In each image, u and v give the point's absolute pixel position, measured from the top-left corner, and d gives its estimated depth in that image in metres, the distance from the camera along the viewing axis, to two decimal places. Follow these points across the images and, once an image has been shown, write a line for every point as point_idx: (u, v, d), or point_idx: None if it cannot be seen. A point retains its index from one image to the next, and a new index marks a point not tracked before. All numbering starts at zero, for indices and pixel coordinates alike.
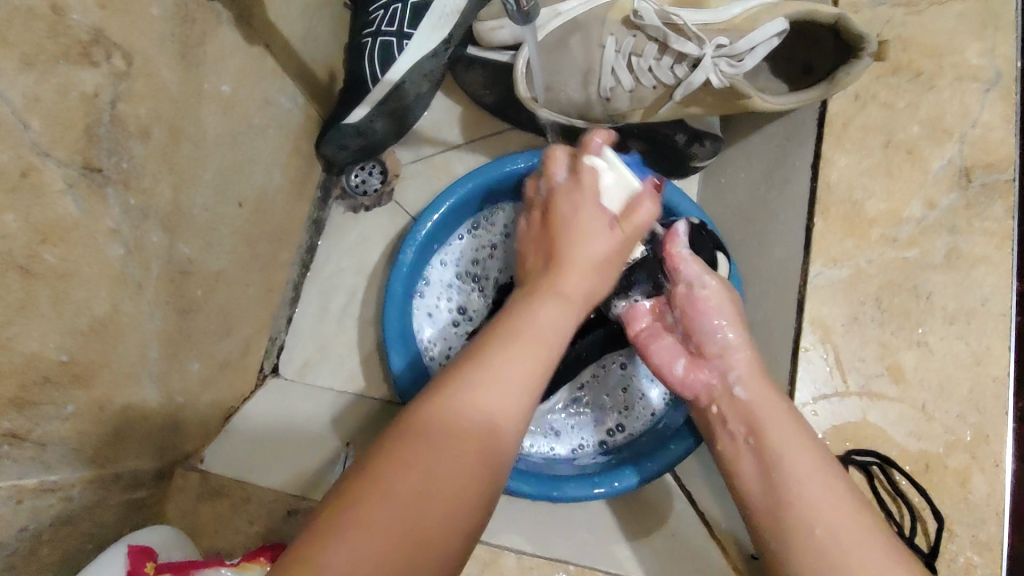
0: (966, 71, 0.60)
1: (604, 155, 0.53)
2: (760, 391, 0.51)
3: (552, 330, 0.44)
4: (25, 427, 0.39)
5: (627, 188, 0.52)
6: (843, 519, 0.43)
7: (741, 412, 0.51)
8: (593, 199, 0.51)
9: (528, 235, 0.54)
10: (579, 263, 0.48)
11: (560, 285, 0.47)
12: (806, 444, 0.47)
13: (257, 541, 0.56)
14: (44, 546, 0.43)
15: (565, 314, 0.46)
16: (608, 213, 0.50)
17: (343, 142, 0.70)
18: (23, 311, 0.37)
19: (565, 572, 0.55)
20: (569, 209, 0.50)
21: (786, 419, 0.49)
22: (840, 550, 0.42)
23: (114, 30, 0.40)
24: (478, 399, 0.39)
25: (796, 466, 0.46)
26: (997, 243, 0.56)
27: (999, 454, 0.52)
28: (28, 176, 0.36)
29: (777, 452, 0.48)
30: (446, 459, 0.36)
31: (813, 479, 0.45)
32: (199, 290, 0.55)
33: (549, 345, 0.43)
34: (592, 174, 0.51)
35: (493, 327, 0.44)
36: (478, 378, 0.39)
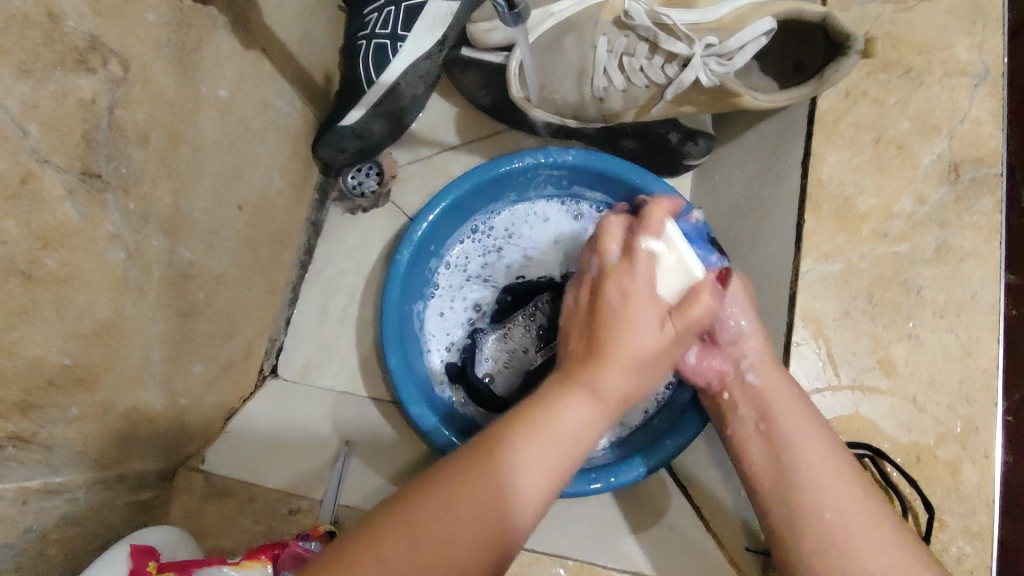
0: (955, 67, 0.60)
1: (662, 235, 0.46)
2: (775, 378, 0.51)
3: (578, 434, 0.41)
4: (30, 430, 0.40)
5: (687, 277, 0.45)
6: (861, 520, 0.44)
7: (753, 398, 0.52)
8: (645, 291, 0.43)
9: (572, 309, 0.48)
10: (620, 360, 0.41)
11: (598, 382, 0.41)
12: (818, 432, 0.48)
13: (261, 539, 0.57)
14: (50, 547, 0.44)
15: (595, 419, 0.42)
16: (660, 305, 0.43)
17: (341, 144, 0.70)
18: (24, 315, 0.38)
19: (565, 568, 0.56)
20: (619, 296, 0.43)
21: (798, 406, 0.50)
22: (841, 541, 0.44)
23: (111, 36, 0.41)
24: (500, 475, 0.39)
25: (805, 452, 0.47)
26: (986, 236, 0.57)
27: (988, 445, 0.53)
28: (28, 183, 0.37)
29: (787, 438, 0.49)
30: (453, 539, 0.38)
31: (824, 466, 0.46)
32: (200, 293, 0.56)
33: (572, 447, 0.41)
34: (647, 259, 0.44)
35: (521, 412, 0.42)
36: (501, 469, 0.39)
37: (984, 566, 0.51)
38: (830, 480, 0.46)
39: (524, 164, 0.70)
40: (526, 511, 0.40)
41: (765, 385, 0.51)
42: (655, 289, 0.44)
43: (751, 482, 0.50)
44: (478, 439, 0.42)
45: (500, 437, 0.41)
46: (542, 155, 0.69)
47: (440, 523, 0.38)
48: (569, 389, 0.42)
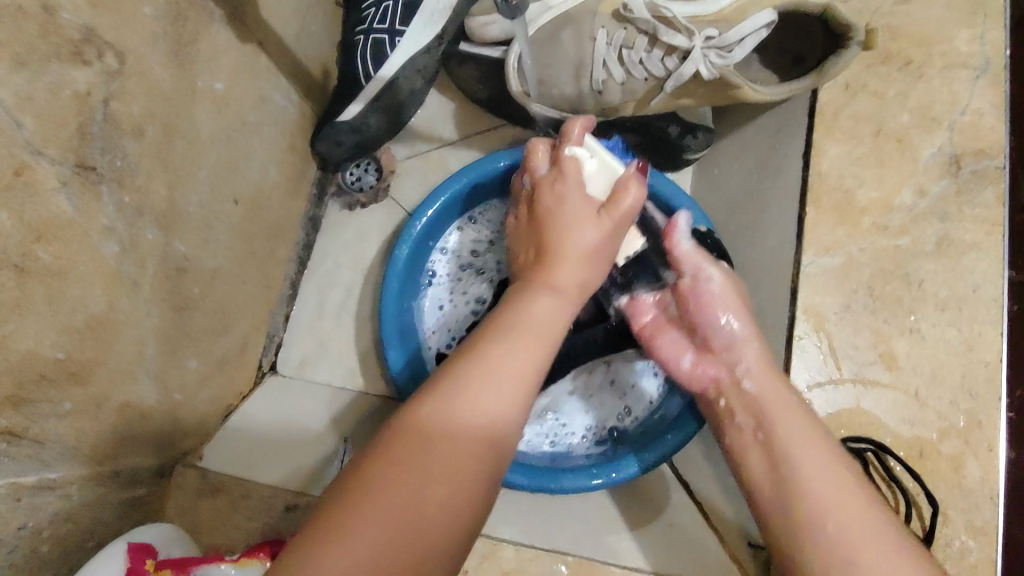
0: (956, 60, 0.60)
1: (586, 146, 0.55)
2: (772, 385, 0.51)
3: (548, 321, 0.46)
4: (22, 424, 0.39)
5: (609, 173, 0.54)
6: (865, 534, 0.42)
7: (748, 405, 0.52)
8: (576, 190, 0.52)
9: (518, 236, 0.55)
10: (571, 257, 0.49)
11: (555, 279, 0.48)
12: (816, 439, 0.48)
13: (257, 538, 0.56)
14: (44, 543, 0.43)
15: (560, 306, 0.47)
16: (594, 204, 0.51)
17: (337, 138, 0.70)
18: (18, 308, 0.37)
19: (565, 565, 0.55)
20: (556, 200, 0.51)
21: (794, 411, 0.50)
22: (845, 553, 0.42)
23: (106, 28, 0.40)
24: (479, 395, 0.40)
25: (804, 461, 0.47)
26: (988, 229, 0.56)
27: (991, 439, 0.53)
28: (22, 175, 0.36)
29: (785, 447, 0.48)
30: (443, 455, 0.37)
31: (823, 476, 0.46)
32: (195, 288, 0.55)
33: (546, 334, 0.45)
34: (572, 163, 0.53)
35: (490, 321, 0.46)
36: (478, 373, 0.41)
37: (987, 561, 0.51)
38: (827, 489, 0.45)
39: (523, 158, 0.69)
40: (512, 407, 0.41)
41: (762, 392, 0.51)
42: (584, 186, 0.53)
43: (753, 497, 0.49)
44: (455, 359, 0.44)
45: (477, 346, 0.43)
46: None
47: (425, 473, 0.36)
48: (532, 286, 0.48)
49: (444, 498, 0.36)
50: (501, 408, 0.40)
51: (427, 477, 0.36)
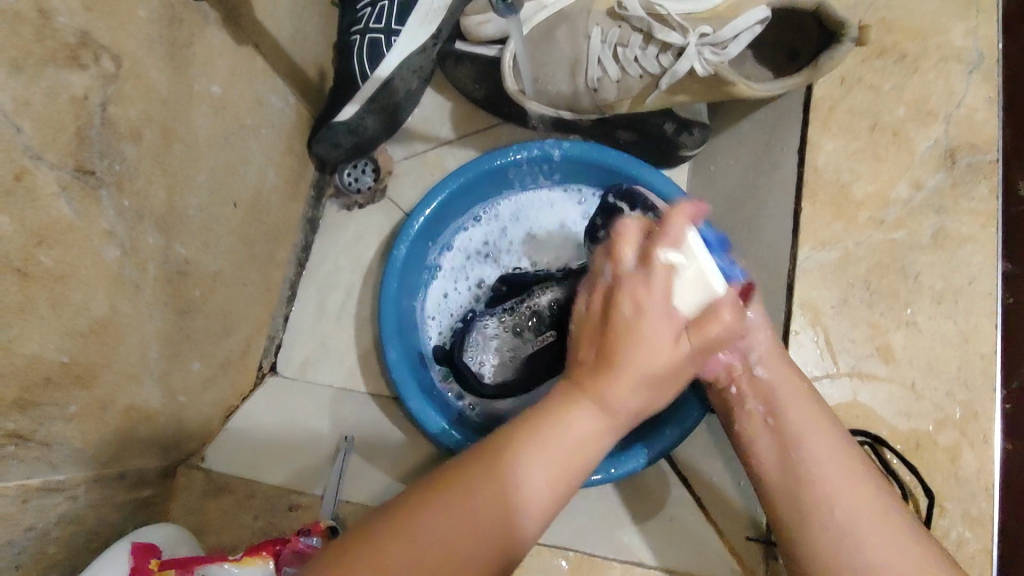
0: (950, 54, 0.60)
1: (684, 251, 0.42)
2: (785, 373, 0.50)
3: (586, 448, 0.39)
4: (29, 427, 0.40)
5: (706, 290, 0.42)
6: (873, 524, 0.43)
7: (763, 393, 0.50)
8: (663, 301, 0.40)
9: (579, 311, 0.45)
10: (632, 374, 0.39)
11: (609, 395, 0.39)
12: (825, 427, 0.48)
13: (263, 535, 0.57)
14: (50, 545, 0.44)
15: (603, 429, 0.40)
16: (680, 322, 0.40)
17: (334, 140, 0.70)
18: (20, 312, 0.38)
19: (565, 559, 0.55)
20: (633, 307, 0.40)
21: (806, 399, 0.49)
22: (850, 542, 0.43)
23: (102, 33, 0.40)
24: (498, 496, 0.38)
25: (814, 449, 0.47)
26: (983, 222, 0.57)
27: (988, 429, 0.53)
28: (22, 180, 0.37)
29: (796, 433, 0.48)
30: (451, 549, 0.36)
31: (831, 462, 0.46)
32: (197, 290, 0.56)
33: (581, 459, 0.39)
34: (666, 271, 0.41)
35: (533, 414, 0.40)
36: (501, 486, 0.38)
37: (984, 550, 0.51)
38: (840, 477, 0.45)
39: (521, 156, 0.70)
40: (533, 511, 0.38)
41: (771, 379, 0.50)
42: (674, 302, 0.41)
43: (760, 485, 0.49)
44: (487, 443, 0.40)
45: (506, 450, 0.39)
46: (540, 147, 0.69)
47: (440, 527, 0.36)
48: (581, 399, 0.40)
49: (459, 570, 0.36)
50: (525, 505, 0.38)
51: (434, 547, 0.36)
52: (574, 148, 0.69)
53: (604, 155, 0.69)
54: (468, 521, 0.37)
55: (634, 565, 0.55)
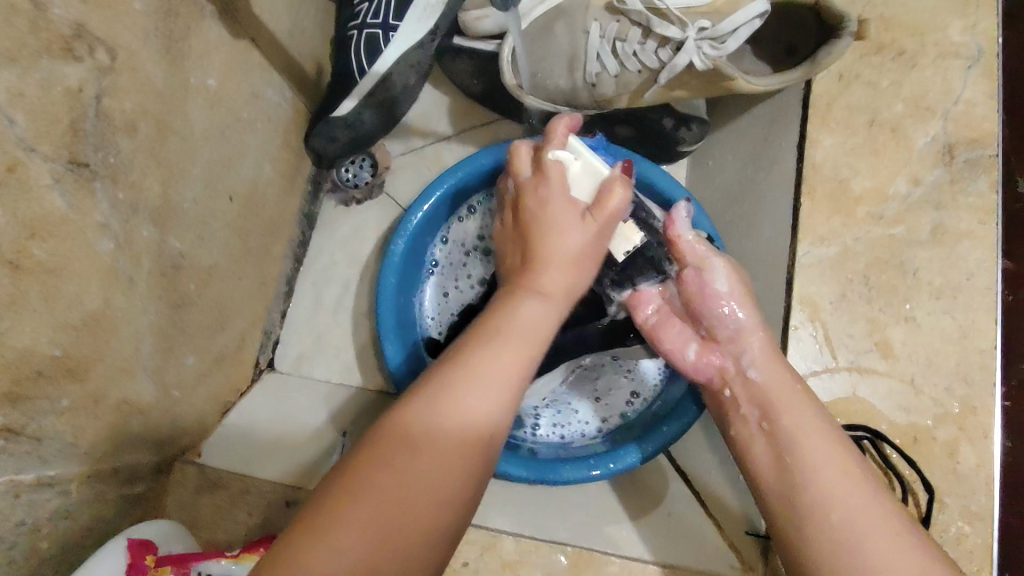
0: (949, 49, 0.60)
1: (568, 147, 0.53)
2: (777, 373, 0.51)
3: (537, 324, 0.46)
4: (21, 421, 0.39)
5: (597, 178, 0.53)
6: (872, 523, 0.42)
7: (756, 396, 0.51)
8: (561, 194, 0.52)
9: (506, 236, 0.57)
10: (555, 260, 0.50)
11: (541, 283, 0.49)
12: (821, 431, 0.47)
13: (259, 532, 0.56)
14: (43, 541, 0.43)
15: (546, 309, 0.47)
16: (575, 203, 0.52)
17: (332, 134, 0.69)
18: (13, 305, 0.37)
19: (564, 554, 0.54)
20: (540, 206, 0.52)
21: (802, 403, 0.49)
22: (848, 543, 0.42)
23: (96, 24, 0.40)
24: (468, 392, 0.39)
25: (810, 453, 0.46)
26: (982, 217, 0.57)
27: (987, 425, 0.53)
28: (15, 172, 0.36)
29: (792, 439, 0.48)
30: (429, 449, 0.37)
31: (828, 465, 0.45)
32: (192, 285, 0.55)
33: (536, 342, 0.45)
34: (556, 165, 0.52)
35: (478, 326, 0.46)
36: (463, 378, 0.40)
37: (982, 545, 0.51)
38: (836, 479, 0.45)
39: None
40: (500, 402, 0.41)
41: (766, 381, 0.51)
42: (571, 194, 0.52)
43: (758, 490, 0.49)
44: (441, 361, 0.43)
45: (461, 349, 0.43)
46: None
47: (420, 443, 0.37)
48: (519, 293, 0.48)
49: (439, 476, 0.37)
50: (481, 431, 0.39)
51: (410, 455, 0.37)
52: None
53: None
54: (441, 426, 0.38)
55: (632, 561, 0.54)
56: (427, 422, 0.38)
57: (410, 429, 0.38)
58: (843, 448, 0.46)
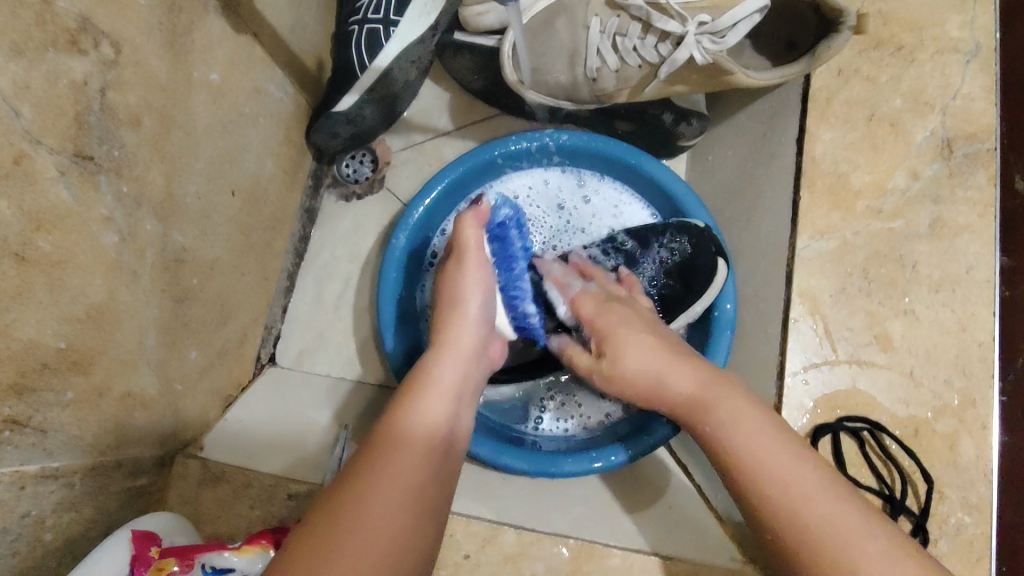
0: (947, 44, 0.60)
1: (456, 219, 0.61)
2: (696, 374, 0.51)
3: (464, 358, 0.51)
4: (26, 413, 0.40)
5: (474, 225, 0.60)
6: (812, 489, 0.43)
7: (692, 406, 0.51)
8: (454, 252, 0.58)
9: None
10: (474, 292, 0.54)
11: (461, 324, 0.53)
12: (753, 414, 0.48)
13: (260, 525, 0.55)
14: (47, 533, 0.43)
15: (472, 341, 0.52)
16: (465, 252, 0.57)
17: (334, 130, 0.70)
18: (19, 297, 0.37)
19: (567, 547, 0.54)
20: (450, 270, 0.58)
21: (733, 396, 0.49)
22: (808, 521, 0.42)
23: (102, 18, 0.40)
24: (413, 423, 0.45)
25: (753, 444, 0.46)
26: (980, 211, 0.57)
27: (986, 417, 0.54)
28: (21, 164, 0.36)
29: (729, 430, 0.47)
30: (395, 476, 0.41)
31: (765, 445, 0.46)
32: (195, 279, 0.55)
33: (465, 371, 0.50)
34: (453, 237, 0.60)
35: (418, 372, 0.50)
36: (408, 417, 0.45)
37: (982, 536, 0.52)
38: (776, 461, 0.45)
39: (520, 147, 0.70)
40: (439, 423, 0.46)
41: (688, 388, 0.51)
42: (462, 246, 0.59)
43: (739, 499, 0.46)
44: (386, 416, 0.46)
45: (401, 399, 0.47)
46: (539, 138, 0.69)
47: (384, 473, 0.41)
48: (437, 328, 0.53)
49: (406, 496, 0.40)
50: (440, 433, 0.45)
51: (378, 483, 0.40)
52: (574, 138, 0.69)
53: (604, 145, 0.69)
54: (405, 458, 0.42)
55: (633, 552, 0.53)
56: (395, 429, 0.44)
57: (377, 434, 0.44)
58: (775, 429, 0.47)
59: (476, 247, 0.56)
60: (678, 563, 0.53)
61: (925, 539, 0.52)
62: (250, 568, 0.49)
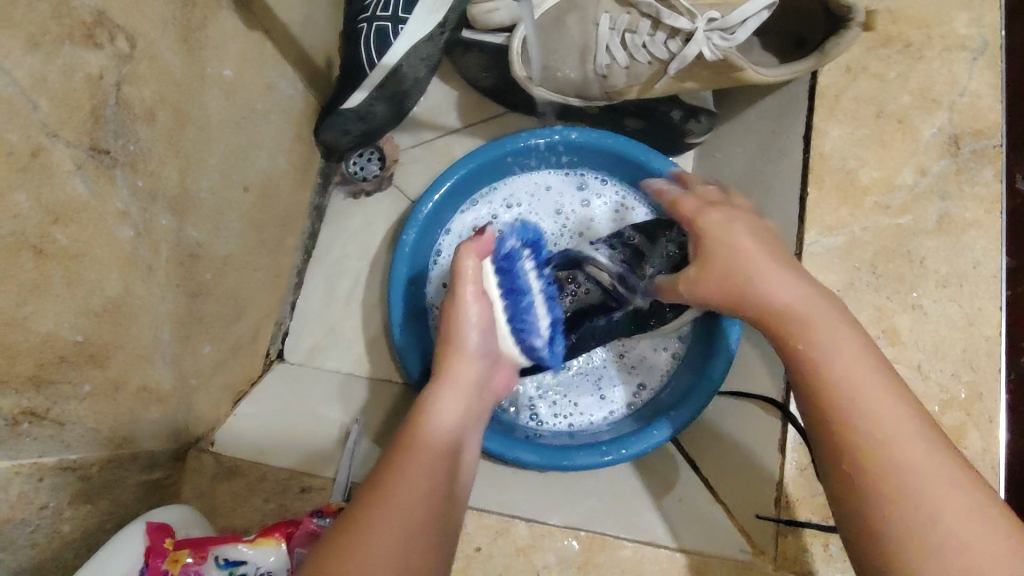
0: (954, 42, 0.61)
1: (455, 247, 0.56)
2: (799, 285, 0.45)
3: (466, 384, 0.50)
4: (44, 405, 0.40)
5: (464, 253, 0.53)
6: (903, 436, 0.37)
7: (797, 314, 0.43)
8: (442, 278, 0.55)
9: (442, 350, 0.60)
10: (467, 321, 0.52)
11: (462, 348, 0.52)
12: (855, 345, 0.41)
13: (275, 517, 0.55)
14: (64, 524, 0.44)
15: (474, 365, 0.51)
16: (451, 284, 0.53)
17: (344, 127, 0.70)
18: (36, 290, 0.38)
19: (577, 539, 0.55)
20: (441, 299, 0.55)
21: (843, 327, 0.42)
22: (898, 476, 0.36)
23: (117, 12, 0.41)
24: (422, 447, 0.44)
25: (845, 376, 0.40)
26: (987, 207, 0.57)
27: (993, 411, 0.54)
28: (38, 157, 0.37)
29: (830, 358, 0.41)
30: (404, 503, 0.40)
31: (864, 381, 0.40)
32: (208, 274, 0.56)
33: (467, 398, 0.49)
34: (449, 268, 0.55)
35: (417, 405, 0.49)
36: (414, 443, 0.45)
37: None
38: (875, 398, 0.39)
39: (529, 143, 0.70)
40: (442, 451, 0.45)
41: (789, 295, 0.44)
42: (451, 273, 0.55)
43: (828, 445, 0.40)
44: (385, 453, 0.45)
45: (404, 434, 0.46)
46: (548, 133, 0.70)
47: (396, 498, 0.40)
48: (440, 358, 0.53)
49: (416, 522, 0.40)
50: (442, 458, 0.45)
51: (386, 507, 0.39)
52: (584, 134, 0.69)
53: (613, 141, 0.69)
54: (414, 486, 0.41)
55: (644, 545, 0.54)
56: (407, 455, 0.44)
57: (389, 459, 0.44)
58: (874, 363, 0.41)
59: (476, 277, 0.52)
60: (689, 554, 0.53)
61: None
62: (264, 561, 0.50)
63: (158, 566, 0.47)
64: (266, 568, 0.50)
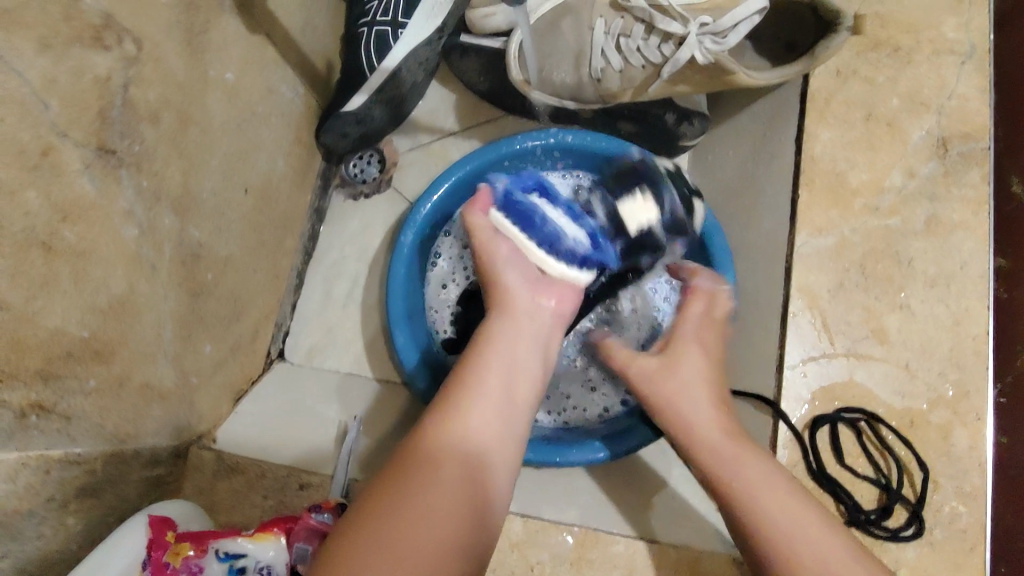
0: (943, 46, 0.62)
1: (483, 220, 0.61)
2: (721, 424, 0.53)
3: (503, 359, 0.50)
4: (51, 399, 0.41)
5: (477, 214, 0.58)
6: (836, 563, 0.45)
7: (718, 457, 0.51)
8: (482, 241, 0.56)
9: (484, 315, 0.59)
10: (506, 295, 0.54)
11: (511, 303, 0.54)
12: (774, 476, 0.49)
13: (273, 513, 0.57)
14: (69, 517, 0.45)
15: (512, 333, 0.52)
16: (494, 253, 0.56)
17: (343, 130, 0.71)
18: (45, 286, 0.39)
19: (572, 535, 0.55)
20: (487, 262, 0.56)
21: (758, 459, 0.50)
22: None
23: (124, 15, 0.42)
24: (452, 430, 0.45)
25: (771, 509, 0.47)
26: (974, 209, 0.59)
27: (979, 408, 0.55)
28: (48, 156, 0.38)
29: (751, 495, 0.48)
30: (428, 494, 0.41)
31: (784, 514, 0.47)
32: (209, 274, 0.57)
33: (505, 373, 0.49)
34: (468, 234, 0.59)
35: (452, 378, 0.49)
36: (446, 419, 0.45)
37: (977, 524, 0.53)
38: (803, 528, 0.46)
39: (527, 145, 0.71)
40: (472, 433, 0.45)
41: (711, 433, 0.53)
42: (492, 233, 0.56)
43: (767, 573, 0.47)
44: (411, 439, 0.45)
45: (433, 414, 0.46)
46: (545, 135, 0.71)
47: (422, 493, 0.41)
48: (491, 315, 0.54)
49: (443, 515, 0.41)
50: (475, 441, 0.45)
51: (406, 501, 0.41)
52: (581, 137, 0.71)
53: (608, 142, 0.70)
54: (439, 475, 0.42)
55: (637, 540, 0.55)
56: (434, 440, 0.44)
57: (414, 446, 0.44)
58: (794, 491, 0.49)
59: (484, 226, 0.57)
60: (682, 550, 0.55)
61: (920, 529, 0.53)
62: (264, 554, 0.51)
63: (160, 558, 0.48)
64: (265, 561, 0.51)
